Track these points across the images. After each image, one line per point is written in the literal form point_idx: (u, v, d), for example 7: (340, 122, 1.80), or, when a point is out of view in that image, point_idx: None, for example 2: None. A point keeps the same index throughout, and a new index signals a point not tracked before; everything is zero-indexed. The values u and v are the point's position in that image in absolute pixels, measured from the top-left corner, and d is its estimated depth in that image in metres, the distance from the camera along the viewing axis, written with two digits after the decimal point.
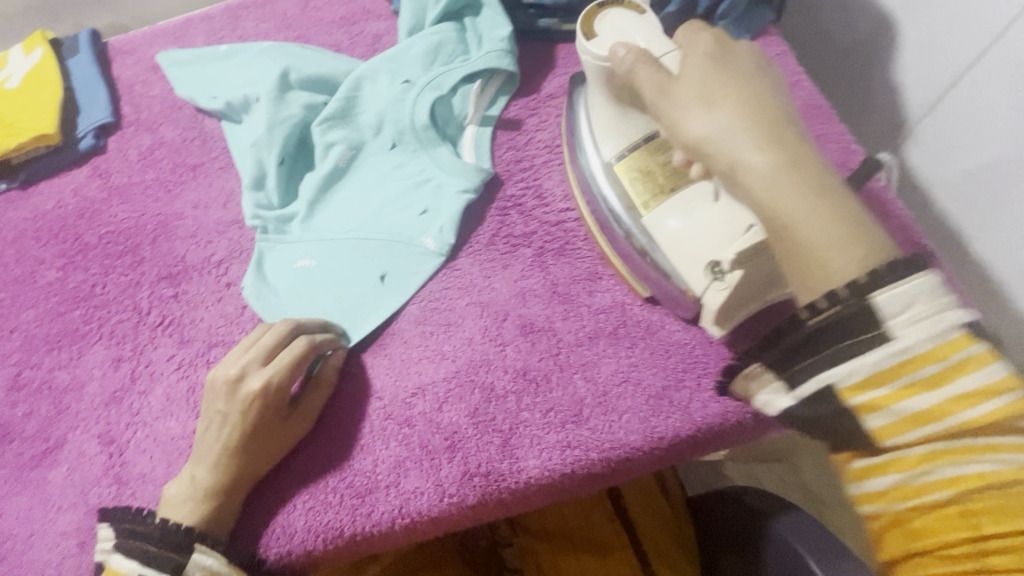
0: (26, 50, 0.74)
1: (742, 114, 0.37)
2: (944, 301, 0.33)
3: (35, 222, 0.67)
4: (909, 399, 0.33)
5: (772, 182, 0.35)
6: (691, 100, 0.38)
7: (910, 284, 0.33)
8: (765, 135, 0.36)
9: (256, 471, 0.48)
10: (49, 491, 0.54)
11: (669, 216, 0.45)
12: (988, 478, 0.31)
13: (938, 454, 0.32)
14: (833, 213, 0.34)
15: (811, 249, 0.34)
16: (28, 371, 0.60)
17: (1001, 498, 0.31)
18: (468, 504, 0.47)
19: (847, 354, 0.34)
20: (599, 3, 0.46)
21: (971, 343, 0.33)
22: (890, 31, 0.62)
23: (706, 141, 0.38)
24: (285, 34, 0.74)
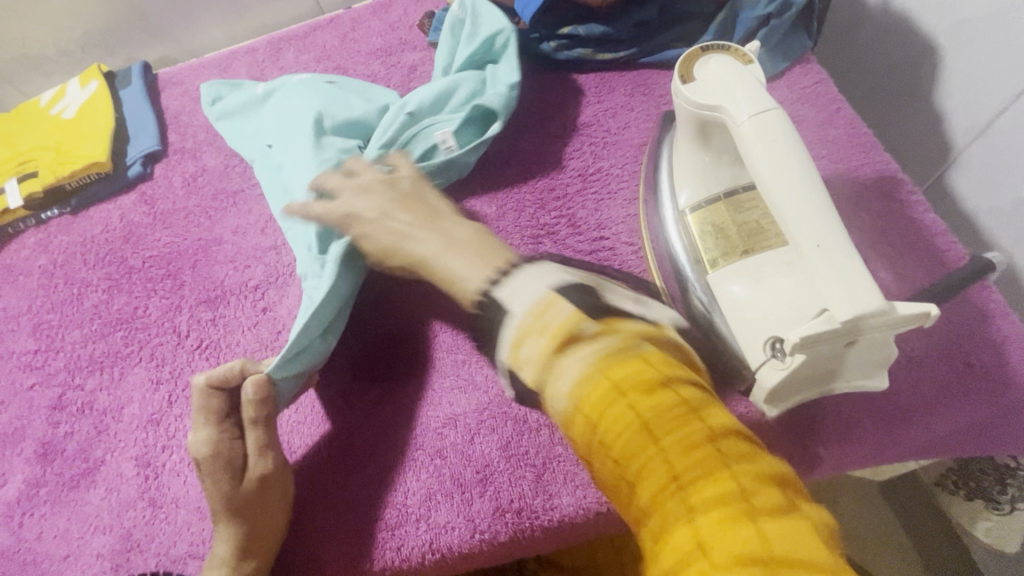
0: (83, 82, 0.79)
1: (404, 208, 0.51)
2: (551, 275, 0.39)
3: (84, 245, 0.70)
4: (561, 371, 0.33)
5: (429, 261, 0.48)
6: (370, 219, 0.52)
7: (517, 277, 0.40)
8: (423, 231, 0.49)
9: (262, 535, 0.46)
10: (86, 512, 0.55)
11: (397, 214, 0.51)
12: (647, 421, 0.29)
13: (611, 420, 0.30)
14: (472, 251, 0.45)
15: (463, 273, 0.45)
16: (72, 391, 0.61)
17: (657, 415, 0.30)
18: (499, 541, 0.46)
19: (500, 322, 0.38)
20: (702, 46, 0.45)
21: (563, 298, 0.36)
22: (935, 57, 0.61)
23: (396, 239, 0.50)
24: (323, 65, 0.77)
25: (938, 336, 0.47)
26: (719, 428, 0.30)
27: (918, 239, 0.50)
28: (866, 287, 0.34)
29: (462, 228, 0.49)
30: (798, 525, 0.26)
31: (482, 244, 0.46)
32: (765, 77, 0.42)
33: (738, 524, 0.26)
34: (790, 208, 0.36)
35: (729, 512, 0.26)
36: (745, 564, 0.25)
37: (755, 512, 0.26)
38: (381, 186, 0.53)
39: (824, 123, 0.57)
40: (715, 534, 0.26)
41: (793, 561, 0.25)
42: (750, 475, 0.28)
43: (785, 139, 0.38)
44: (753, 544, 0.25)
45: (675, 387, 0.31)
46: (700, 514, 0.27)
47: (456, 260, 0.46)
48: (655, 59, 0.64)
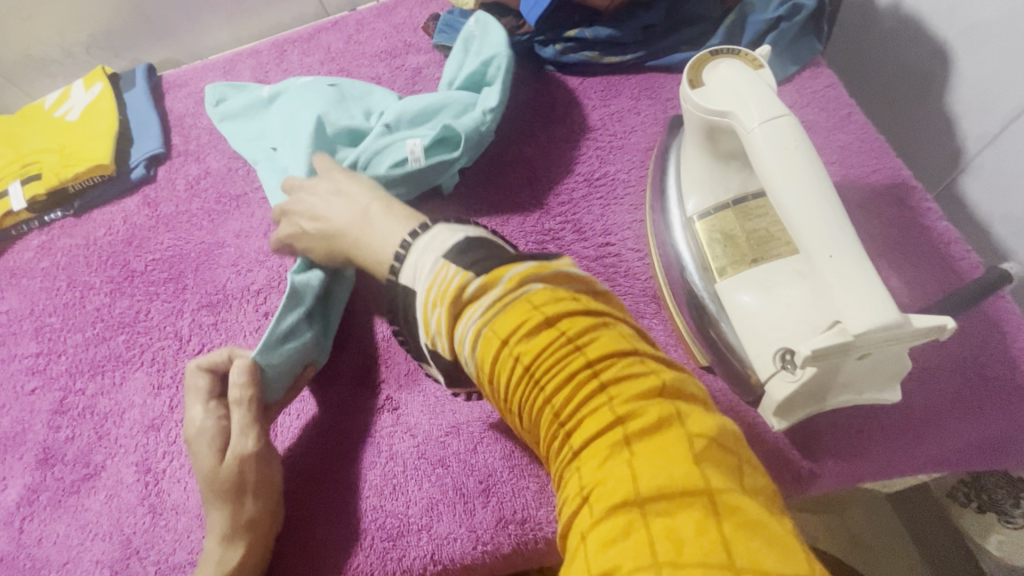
0: (87, 83, 0.78)
1: (322, 195, 0.50)
2: (442, 240, 0.39)
3: (86, 248, 0.69)
4: (463, 338, 0.35)
5: (351, 244, 0.47)
6: (299, 218, 0.51)
7: (413, 254, 0.40)
8: (337, 210, 0.48)
9: (246, 526, 0.45)
10: (86, 518, 0.55)
11: (325, 201, 0.49)
12: (535, 372, 0.31)
13: (505, 378, 0.32)
14: (385, 223, 0.45)
15: (377, 251, 0.44)
16: (73, 395, 0.61)
17: (544, 365, 0.30)
18: (502, 552, 0.45)
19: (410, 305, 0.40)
20: (712, 50, 0.44)
21: (452, 264, 0.37)
22: (947, 61, 0.60)
23: (321, 229, 0.49)
24: (327, 67, 0.77)
25: (951, 347, 0.46)
26: (604, 363, 0.30)
27: (931, 248, 0.49)
28: (881, 299, 0.33)
29: (373, 195, 0.48)
30: (680, 449, 0.27)
31: (391, 212, 0.46)
32: (775, 82, 0.41)
33: (619, 460, 0.27)
34: (801, 216, 0.36)
35: (611, 449, 0.27)
36: (626, 507, 0.25)
37: (636, 447, 0.27)
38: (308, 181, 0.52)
39: (834, 128, 0.56)
40: (596, 472, 0.27)
41: (672, 493, 0.25)
42: (635, 405, 0.28)
43: (797, 146, 0.37)
44: (633, 483, 0.26)
45: (558, 328, 0.31)
46: (585, 455, 0.28)
47: (369, 239, 0.45)
48: (662, 63, 0.63)
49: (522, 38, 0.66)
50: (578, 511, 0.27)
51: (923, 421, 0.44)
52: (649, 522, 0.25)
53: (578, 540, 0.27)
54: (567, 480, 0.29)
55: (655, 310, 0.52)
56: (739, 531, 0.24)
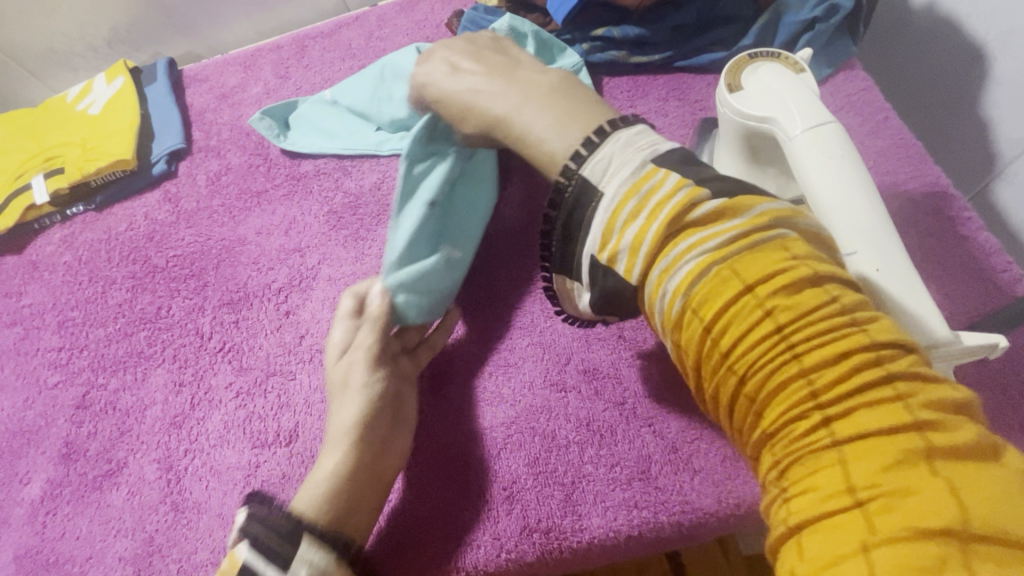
0: (109, 77, 0.78)
1: (503, 77, 0.47)
2: (648, 144, 0.38)
3: (108, 243, 0.69)
4: (672, 267, 0.33)
5: (520, 136, 0.44)
6: (470, 97, 0.48)
7: (609, 145, 0.38)
8: (516, 94, 0.45)
9: (365, 450, 0.45)
10: (109, 514, 0.55)
11: (504, 84, 0.46)
12: (797, 340, 0.28)
13: (746, 339, 0.29)
14: (568, 116, 0.42)
15: (550, 141, 0.41)
16: (95, 390, 0.61)
17: (810, 329, 0.28)
18: (526, 561, 0.45)
19: (582, 208, 0.38)
20: (750, 53, 0.43)
21: (677, 176, 0.35)
22: (985, 65, 0.58)
23: (490, 111, 0.46)
24: (349, 64, 0.76)
25: (992, 363, 0.44)
26: (888, 352, 0.28)
27: (970, 259, 0.48)
28: (931, 315, 0.33)
29: (561, 88, 0.44)
30: (1000, 479, 0.25)
31: (581, 107, 0.42)
32: (818, 85, 0.40)
33: (914, 472, 0.25)
34: (846, 227, 0.34)
35: (901, 452, 0.25)
36: (940, 536, 0.23)
37: (937, 459, 0.25)
38: (489, 60, 0.49)
39: (869, 133, 0.55)
40: (879, 473, 0.25)
41: (990, 529, 0.23)
42: (927, 412, 0.26)
43: (842, 155, 0.36)
44: (948, 505, 0.24)
45: (829, 295, 0.29)
46: (855, 449, 0.26)
47: (549, 125, 0.42)
48: (691, 63, 0.62)
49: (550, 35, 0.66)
50: (846, 510, 0.25)
51: None
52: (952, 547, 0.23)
53: (848, 546, 0.25)
54: (816, 469, 0.27)
55: None
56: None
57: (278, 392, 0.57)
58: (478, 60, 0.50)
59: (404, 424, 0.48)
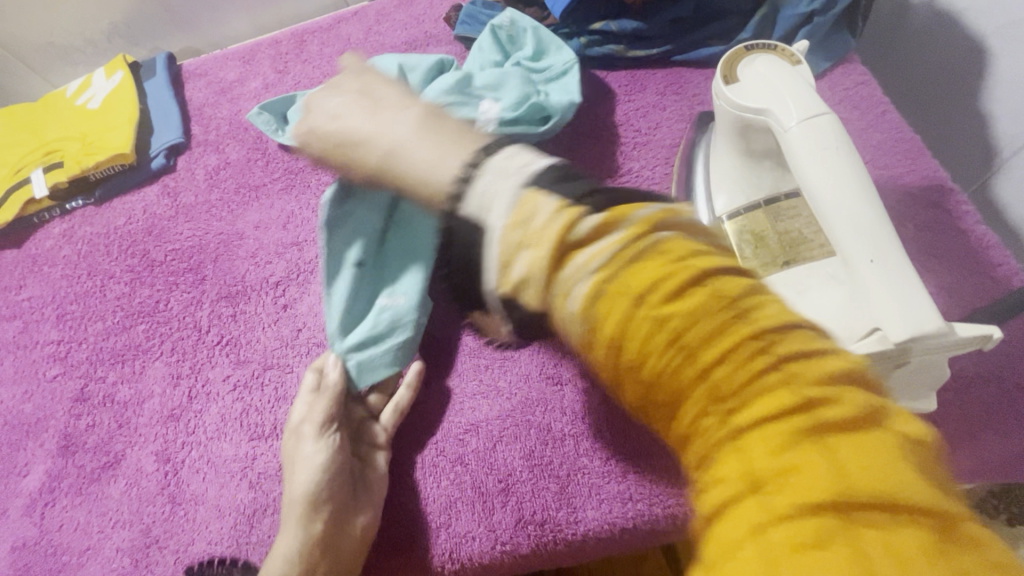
0: (108, 72, 0.78)
1: (372, 114, 0.43)
2: (521, 164, 0.32)
3: (107, 237, 0.70)
4: (567, 291, 0.27)
5: (407, 165, 0.38)
6: (343, 141, 0.44)
7: (485, 175, 0.32)
8: (392, 127, 0.41)
9: (321, 526, 0.44)
10: (107, 505, 0.55)
11: (375, 120, 0.43)
12: (684, 338, 0.24)
13: (634, 350, 0.25)
14: (449, 142, 0.37)
15: (430, 171, 0.36)
16: (93, 383, 0.61)
17: (693, 327, 0.24)
18: (521, 553, 0.45)
19: (467, 248, 0.32)
20: (746, 45, 0.43)
21: (547, 193, 0.30)
22: (984, 58, 0.57)
23: (367, 149, 0.42)
24: (348, 58, 0.76)
25: (990, 356, 0.44)
26: (779, 335, 0.24)
27: (967, 252, 0.48)
28: (924, 306, 0.32)
29: (434, 116, 0.41)
30: (889, 446, 0.21)
31: (457, 132, 0.38)
32: (814, 77, 0.40)
33: (817, 454, 0.21)
34: (841, 219, 0.34)
35: (797, 434, 0.22)
36: (831, 510, 0.20)
37: (835, 440, 0.21)
38: (357, 99, 0.46)
39: (867, 126, 0.55)
40: (779, 456, 0.21)
41: (890, 500, 0.20)
42: (824, 390, 0.22)
43: (838, 147, 0.36)
44: (841, 481, 0.20)
45: (712, 287, 0.25)
46: (750, 441, 0.22)
47: (430, 155, 0.37)
48: (689, 57, 0.62)
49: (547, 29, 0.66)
50: (745, 500, 0.21)
51: (956, 430, 0.43)
52: (859, 535, 0.19)
53: (743, 529, 0.21)
54: (717, 477, 0.22)
55: None
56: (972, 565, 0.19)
57: (275, 385, 0.57)
58: (346, 100, 0.46)
59: (367, 491, 0.47)
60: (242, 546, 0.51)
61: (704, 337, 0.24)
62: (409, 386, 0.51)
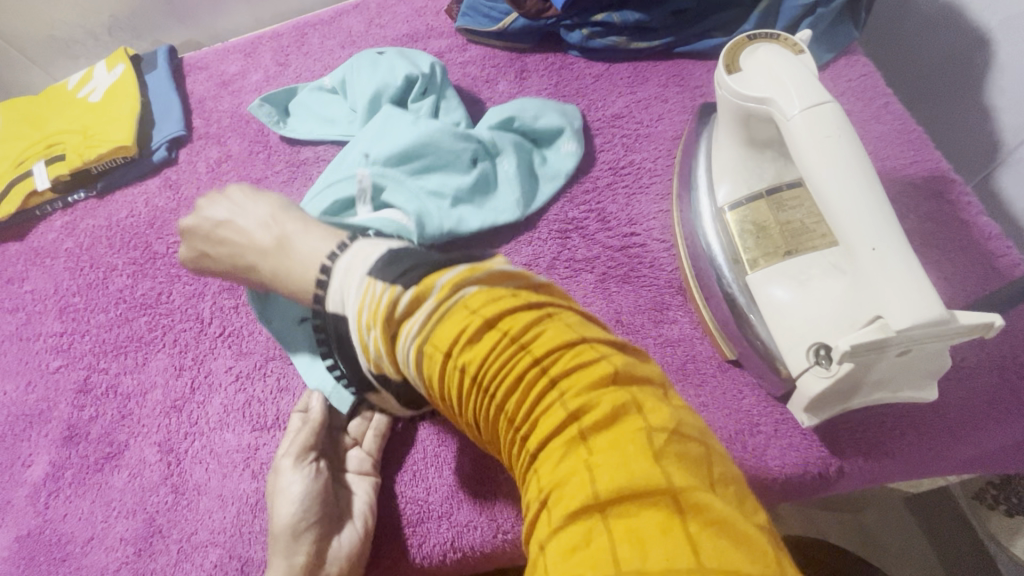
0: (109, 65, 0.78)
1: (236, 223, 0.50)
2: (355, 263, 0.39)
3: (109, 229, 0.70)
4: (405, 357, 0.32)
5: (281, 274, 0.46)
6: (220, 251, 0.51)
7: (334, 280, 0.40)
8: (256, 241, 0.48)
9: (303, 558, 0.42)
10: (110, 495, 0.55)
11: (240, 228, 0.49)
12: (481, 380, 0.27)
13: (455, 394, 0.29)
14: (308, 248, 0.45)
15: (297, 278, 0.44)
16: (96, 374, 0.62)
17: (482, 367, 0.27)
18: (522, 542, 0.46)
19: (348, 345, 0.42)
20: (748, 34, 0.43)
21: (376, 279, 0.35)
22: (988, 49, 0.57)
23: (241, 260, 0.49)
24: (349, 51, 0.76)
25: (990, 347, 0.44)
26: (553, 357, 0.27)
27: (969, 243, 0.48)
28: (926, 295, 0.32)
29: (289, 223, 0.48)
30: (640, 439, 0.23)
31: (310, 236, 0.46)
32: (816, 67, 0.40)
33: (577, 460, 0.24)
34: (844, 208, 0.34)
35: (567, 447, 0.24)
36: (586, 514, 0.22)
37: (593, 445, 0.24)
38: (217, 208, 0.52)
39: (871, 118, 0.54)
40: (554, 470, 0.24)
41: (631, 493, 0.22)
42: (587, 399, 0.25)
43: (840, 135, 0.36)
44: (592, 484, 0.23)
45: (497, 327, 0.28)
46: (541, 461, 0.25)
47: (295, 267, 0.45)
48: (693, 49, 0.61)
49: (548, 22, 0.64)
50: (538, 515, 0.24)
51: (959, 420, 0.43)
52: (605, 524, 0.22)
53: (536, 543, 0.24)
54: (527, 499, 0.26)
55: (680, 302, 0.52)
56: (708, 533, 0.21)
57: (277, 376, 0.57)
58: (211, 206, 0.52)
59: (351, 516, 0.46)
60: (245, 536, 0.51)
61: (494, 376, 0.27)
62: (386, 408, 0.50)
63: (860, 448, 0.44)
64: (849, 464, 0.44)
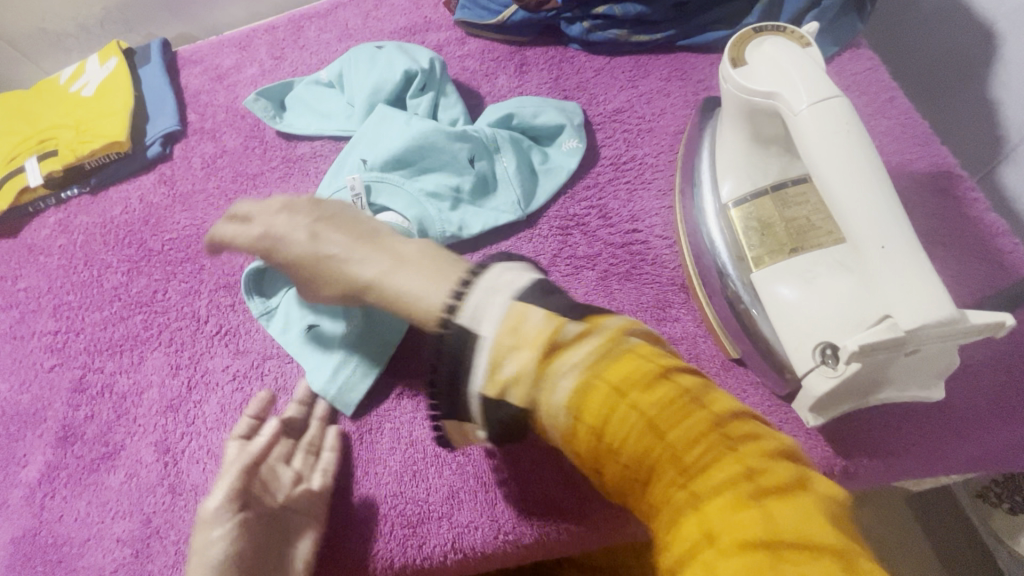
0: (102, 59, 0.77)
1: (346, 233, 0.45)
2: (507, 282, 0.36)
3: (103, 226, 0.69)
4: (554, 387, 0.31)
5: (394, 290, 0.41)
6: (316, 257, 0.46)
7: (475, 292, 0.35)
8: (369, 257, 0.43)
9: None
10: (106, 496, 0.55)
11: (352, 239, 0.45)
12: (653, 418, 0.28)
13: (613, 428, 0.29)
14: (435, 269, 0.40)
15: (421, 296, 0.39)
16: (91, 373, 0.61)
17: (656, 409, 0.28)
18: (523, 543, 0.45)
19: (468, 363, 0.34)
20: (754, 27, 0.42)
21: (532, 306, 0.33)
22: (994, 42, 0.56)
23: (347, 270, 0.44)
24: (346, 45, 0.75)
25: (995, 344, 0.44)
26: (730, 418, 0.29)
27: (975, 240, 0.47)
28: (936, 293, 0.32)
29: (407, 245, 0.43)
30: (807, 501, 0.26)
31: (436, 260, 0.41)
32: (823, 61, 0.39)
33: (751, 506, 0.25)
34: (853, 205, 0.34)
35: (739, 494, 0.26)
36: (762, 553, 0.24)
37: (767, 496, 0.26)
38: (317, 213, 0.48)
39: (876, 112, 0.54)
40: (729, 511, 0.25)
41: (807, 544, 0.24)
42: (760, 458, 0.27)
43: (849, 130, 0.35)
44: (769, 529, 0.24)
45: (675, 380, 0.30)
46: (707, 500, 0.26)
47: (421, 282, 0.40)
48: (695, 42, 0.61)
49: (547, 15, 0.63)
50: (702, 549, 0.25)
51: (964, 419, 0.43)
52: (783, 567, 0.23)
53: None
54: (681, 535, 0.26)
55: (683, 299, 0.51)
56: None
57: (275, 375, 0.56)
58: (310, 210, 0.48)
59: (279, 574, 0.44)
60: None
61: (664, 419, 0.28)
62: (333, 450, 0.50)
63: (863, 448, 0.43)
64: (851, 464, 0.43)
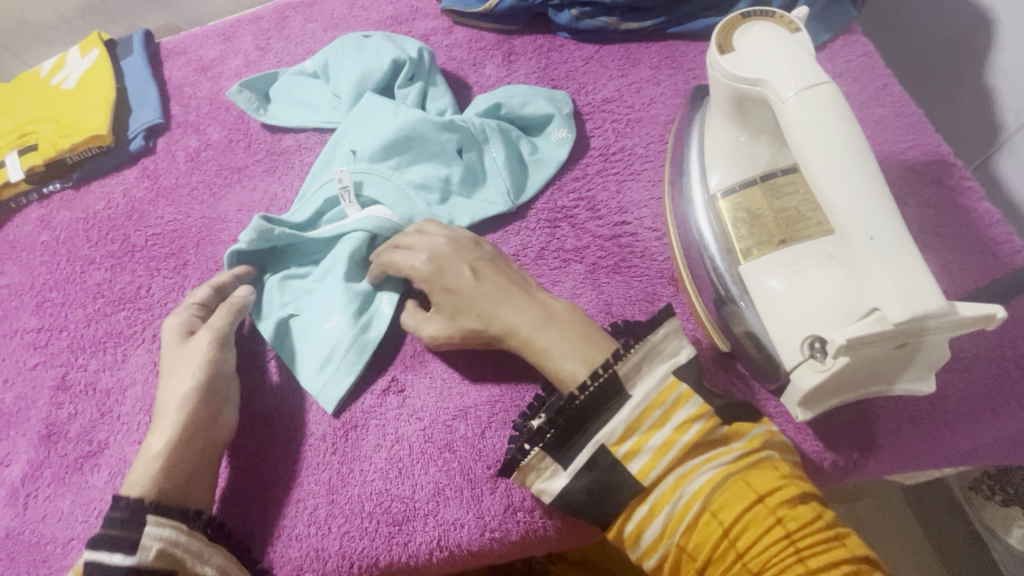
0: (83, 50, 0.75)
1: (495, 276, 0.45)
2: (670, 353, 0.38)
3: (86, 222, 0.68)
4: (689, 476, 0.34)
5: (525, 338, 0.42)
6: (458, 290, 0.44)
7: (640, 353, 0.38)
8: (513, 306, 0.43)
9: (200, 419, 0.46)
10: (91, 495, 0.54)
11: (495, 284, 0.44)
12: (790, 532, 0.31)
13: (748, 532, 0.31)
14: (580, 333, 0.40)
15: (559, 359, 0.40)
16: (74, 371, 0.60)
17: (791, 526, 0.31)
18: (510, 539, 0.45)
19: (607, 414, 0.37)
20: (743, 12, 0.41)
21: (697, 396, 0.37)
22: (991, 28, 0.55)
23: (488, 309, 0.43)
24: (331, 35, 0.73)
25: (987, 336, 0.43)
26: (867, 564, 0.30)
27: (969, 231, 0.46)
28: (925, 283, 0.31)
29: (551, 300, 0.43)
30: None
31: (583, 325, 0.41)
32: (814, 47, 0.38)
33: None
34: (840, 194, 0.33)
35: None
36: None
37: None
38: (465, 246, 0.47)
39: (869, 100, 0.53)
40: None
41: None
42: None
43: (837, 118, 0.34)
44: None
45: (818, 511, 0.32)
46: None
47: (563, 342, 0.40)
48: (685, 29, 0.59)
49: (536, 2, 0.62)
50: None
51: (954, 413, 0.42)
52: None
53: None
54: None
55: (673, 293, 0.50)
56: None
57: None
58: (456, 239, 0.47)
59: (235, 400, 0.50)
60: None
61: (801, 540, 0.30)
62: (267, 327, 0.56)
63: (854, 442, 0.43)
64: (842, 459, 0.43)
